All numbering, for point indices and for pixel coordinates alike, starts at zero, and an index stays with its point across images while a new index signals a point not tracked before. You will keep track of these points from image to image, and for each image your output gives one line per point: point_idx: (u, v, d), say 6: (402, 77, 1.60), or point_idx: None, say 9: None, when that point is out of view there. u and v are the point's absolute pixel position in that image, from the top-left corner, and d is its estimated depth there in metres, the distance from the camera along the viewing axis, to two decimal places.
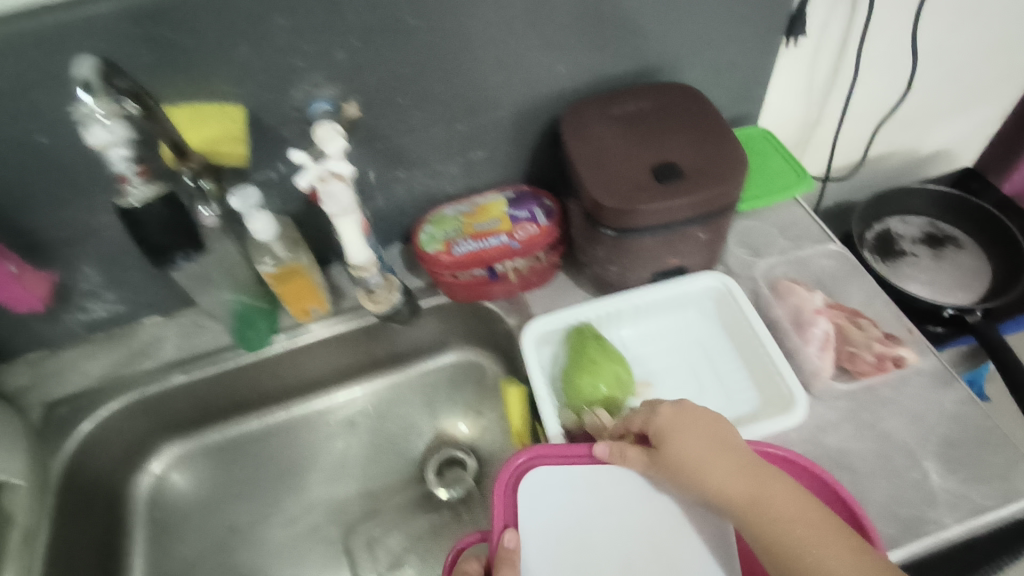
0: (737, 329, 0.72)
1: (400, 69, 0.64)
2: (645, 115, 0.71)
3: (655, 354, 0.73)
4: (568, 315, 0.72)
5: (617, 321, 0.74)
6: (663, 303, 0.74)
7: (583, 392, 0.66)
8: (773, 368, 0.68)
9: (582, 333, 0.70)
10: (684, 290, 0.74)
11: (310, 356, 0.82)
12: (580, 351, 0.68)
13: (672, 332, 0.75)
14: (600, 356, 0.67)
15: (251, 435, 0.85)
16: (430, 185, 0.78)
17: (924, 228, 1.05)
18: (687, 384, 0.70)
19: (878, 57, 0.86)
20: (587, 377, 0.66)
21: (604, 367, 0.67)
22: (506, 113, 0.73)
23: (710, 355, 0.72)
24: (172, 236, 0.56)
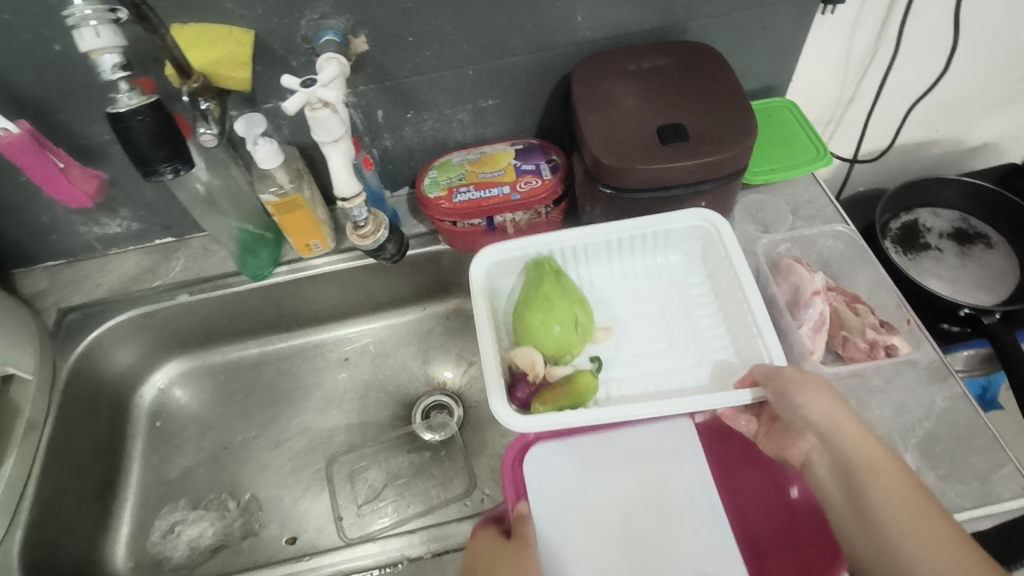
0: (721, 274, 0.70)
1: (410, 5, 0.63)
2: (661, 73, 0.69)
3: (625, 295, 0.73)
4: (532, 245, 0.71)
5: (588, 254, 0.73)
6: (642, 239, 0.72)
7: (539, 328, 0.66)
8: (754, 327, 0.64)
9: (541, 267, 0.70)
10: (667, 227, 0.70)
11: (312, 290, 0.84)
12: (537, 283, 0.68)
13: (650, 273, 0.74)
14: (557, 292, 0.67)
15: (251, 360, 0.89)
16: (438, 131, 0.79)
17: (954, 223, 1.01)
18: (659, 334, 0.70)
19: (922, 34, 0.81)
20: (545, 315, 0.66)
21: (559, 304, 0.66)
22: (519, 63, 0.72)
23: (686, 303, 0.72)
24: (159, 147, 0.53)
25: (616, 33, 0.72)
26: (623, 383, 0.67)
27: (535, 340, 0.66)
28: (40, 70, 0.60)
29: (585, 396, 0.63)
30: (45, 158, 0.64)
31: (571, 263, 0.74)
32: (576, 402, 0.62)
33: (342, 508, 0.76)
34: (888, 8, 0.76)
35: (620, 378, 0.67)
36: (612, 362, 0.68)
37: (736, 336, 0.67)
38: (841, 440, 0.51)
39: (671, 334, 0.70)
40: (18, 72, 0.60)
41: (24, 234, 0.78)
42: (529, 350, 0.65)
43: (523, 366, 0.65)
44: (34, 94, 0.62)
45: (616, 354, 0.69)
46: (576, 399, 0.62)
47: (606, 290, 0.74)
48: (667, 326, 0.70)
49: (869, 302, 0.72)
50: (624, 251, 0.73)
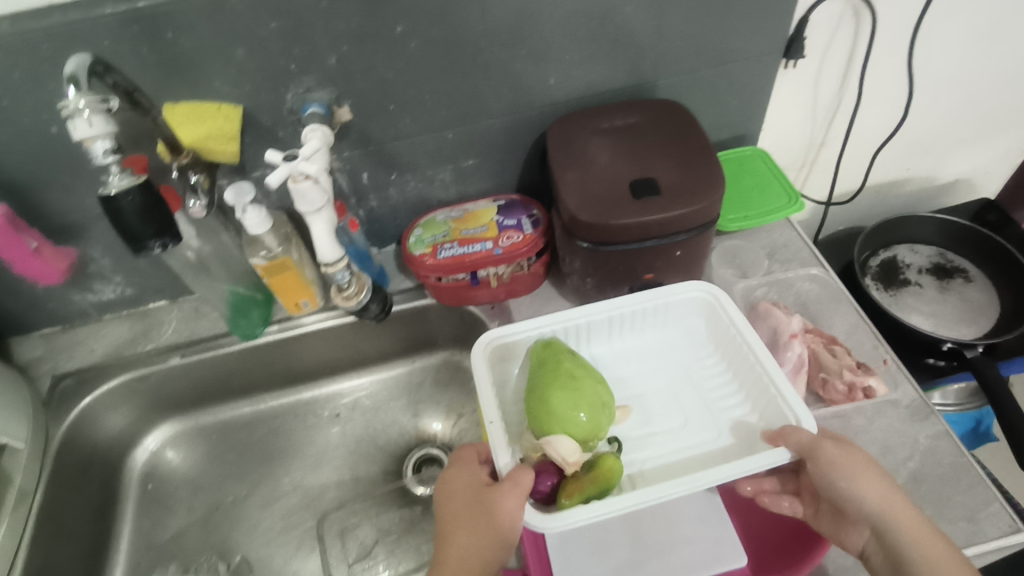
0: (727, 344, 0.68)
1: (390, 76, 0.67)
2: (633, 131, 0.72)
3: (630, 376, 0.70)
4: (531, 327, 0.68)
5: (589, 333, 0.71)
6: (642, 314, 0.71)
7: (560, 408, 0.58)
8: (773, 389, 0.61)
9: (552, 346, 0.64)
10: (665, 300, 0.70)
11: (301, 348, 0.85)
12: (554, 364, 0.62)
13: (658, 348, 0.72)
14: (577, 372, 0.61)
15: (242, 420, 0.90)
16: (422, 189, 0.82)
17: (933, 258, 1.03)
18: (678, 414, 0.66)
19: (881, 82, 0.85)
20: (567, 394, 0.59)
21: (583, 383, 0.60)
22: (497, 124, 0.76)
23: (699, 379, 0.69)
24: (152, 223, 0.55)
25: (588, 93, 0.75)
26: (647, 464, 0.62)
27: (562, 422, 0.57)
28: (37, 151, 0.63)
29: (615, 479, 0.55)
30: (20, 238, 0.67)
31: (573, 342, 0.71)
32: (608, 488, 0.55)
33: (332, 567, 0.76)
34: (845, 60, 0.81)
35: (643, 460, 0.62)
36: (633, 446, 0.64)
37: (754, 399, 0.64)
38: (903, 536, 0.49)
39: (690, 410, 0.66)
40: (17, 153, 0.63)
41: (19, 304, 0.80)
42: (559, 438, 0.56)
43: (556, 459, 0.56)
44: (31, 171, 0.65)
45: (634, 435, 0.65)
46: (603, 487, 0.54)
47: (612, 369, 0.71)
48: (685, 405, 0.67)
49: (846, 343, 0.73)
50: (622, 329, 0.72)
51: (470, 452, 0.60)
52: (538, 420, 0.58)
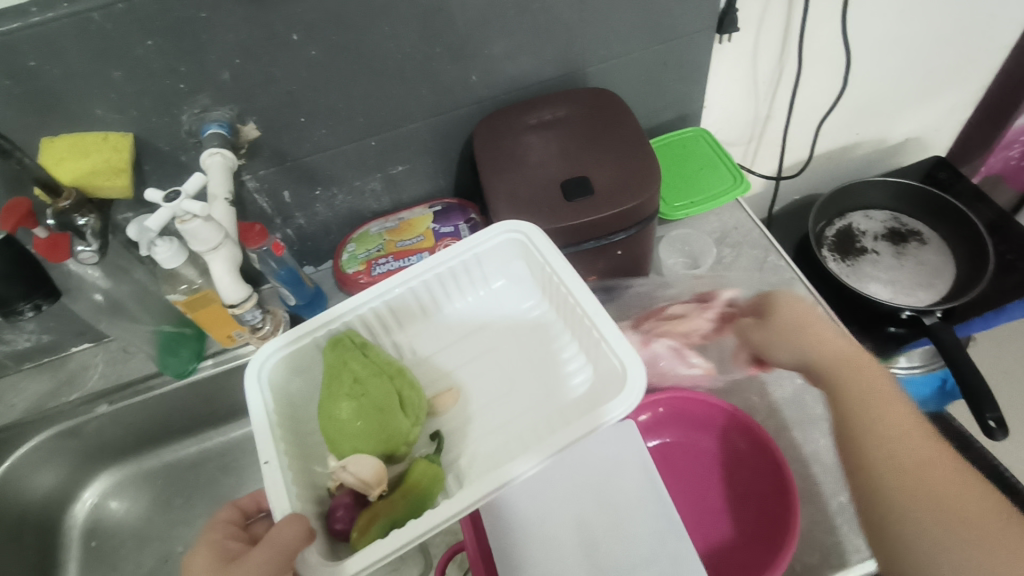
0: (550, 291, 0.64)
1: (294, 87, 0.62)
2: (565, 125, 0.68)
3: (456, 346, 0.65)
4: (318, 325, 0.60)
5: (398, 314, 0.65)
6: (455, 275, 0.65)
7: (341, 420, 0.52)
8: (597, 333, 0.57)
9: (341, 345, 0.56)
10: (474, 254, 0.64)
11: (242, 381, 0.80)
12: (338, 367, 0.54)
13: (480, 309, 0.67)
14: (370, 375, 0.54)
15: (189, 461, 0.85)
16: (352, 203, 0.77)
17: (887, 223, 1.01)
18: (505, 385, 0.62)
19: (821, 50, 0.82)
20: (350, 401, 0.52)
21: (375, 381, 0.54)
22: (422, 127, 0.71)
23: (526, 336, 0.65)
24: (14, 285, 0.58)
25: (518, 85, 0.71)
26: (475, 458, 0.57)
27: (353, 442, 0.52)
28: None
29: (423, 492, 0.51)
30: None
31: (380, 329, 0.64)
32: (417, 502, 0.51)
33: None
34: (784, 29, 0.77)
35: (467, 451, 0.58)
36: (456, 433, 0.60)
37: (589, 354, 0.60)
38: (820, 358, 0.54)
39: (518, 378, 0.62)
40: None
41: None
42: (351, 459, 0.51)
43: (352, 482, 0.51)
44: None
45: (458, 418, 0.60)
46: (415, 501, 0.51)
47: (435, 338, 0.66)
48: (512, 371, 0.63)
49: None
50: (436, 298, 0.66)
51: (231, 512, 0.53)
52: (330, 440, 0.53)
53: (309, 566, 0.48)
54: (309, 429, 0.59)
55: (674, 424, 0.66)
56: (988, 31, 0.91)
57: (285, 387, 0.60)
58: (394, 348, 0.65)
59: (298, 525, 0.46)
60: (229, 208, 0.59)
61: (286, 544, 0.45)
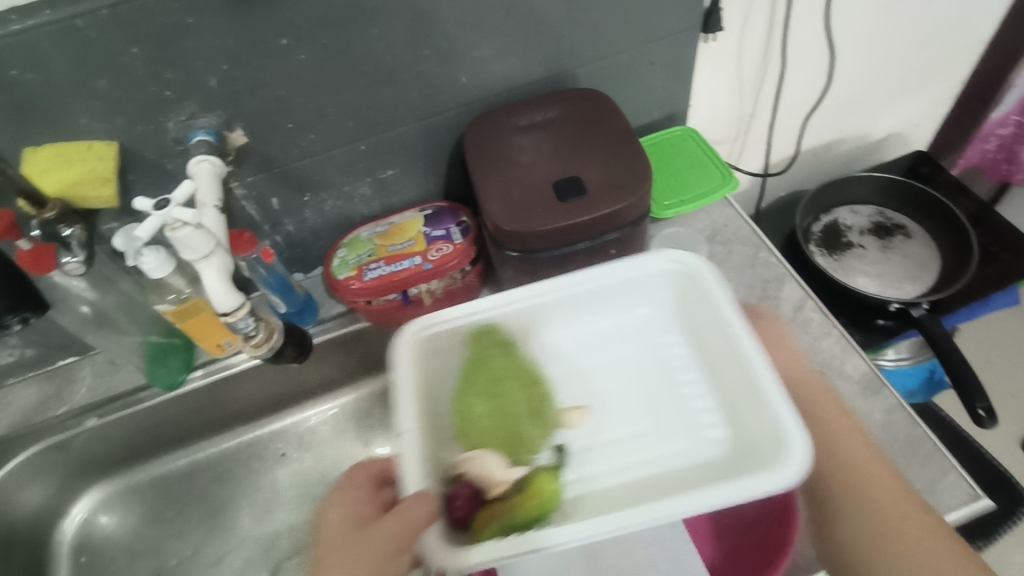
0: (704, 328, 0.58)
1: (282, 91, 0.61)
2: (555, 126, 0.68)
3: (604, 366, 0.61)
4: (458, 313, 0.59)
5: (536, 320, 0.61)
6: (612, 291, 0.61)
7: (473, 416, 0.55)
8: (755, 381, 0.51)
9: (484, 339, 0.59)
10: (630, 275, 0.61)
11: (234, 390, 0.80)
12: (478, 363, 0.58)
13: (618, 334, 0.62)
14: (513, 380, 0.58)
15: (180, 473, 0.84)
16: (342, 208, 0.76)
17: (872, 217, 1.03)
18: (630, 415, 0.57)
19: (805, 47, 0.83)
20: (485, 399, 0.56)
21: (511, 384, 0.58)
22: (412, 129, 0.71)
23: (666, 371, 0.59)
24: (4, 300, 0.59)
25: (508, 87, 0.71)
26: (596, 481, 0.54)
27: (484, 438, 0.54)
28: None
29: (546, 501, 0.51)
30: None
31: (524, 331, 0.62)
32: (540, 509, 0.50)
33: None
34: (768, 28, 0.78)
35: (592, 478, 0.54)
36: (581, 458, 0.55)
37: (728, 405, 0.54)
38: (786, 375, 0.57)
39: (651, 409, 0.57)
40: None
41: None
42: (485, 454, 0.53)
43: (475, 477, 0.52)
44: None
45: (585, 442, 0.56)
46: (539, 506, 0.50)
47: (565, 362, 0.61)
48: (643, 405, 0.58)
49: (793, 322, 0.72)
50: (575, 314, 0.62)
51: (362, 475, 0.53)
52: (460, 433, 0.55)
53: (429, 548, 0.47)
54: (442, 417, 0.57)
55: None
56: (966, 28, 0.93)
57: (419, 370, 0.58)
58: (532, 350, 0.61)
59: (425, 505, 0.46)
60: (219, 215, 0.59)
61: (413, 523, 0.45)
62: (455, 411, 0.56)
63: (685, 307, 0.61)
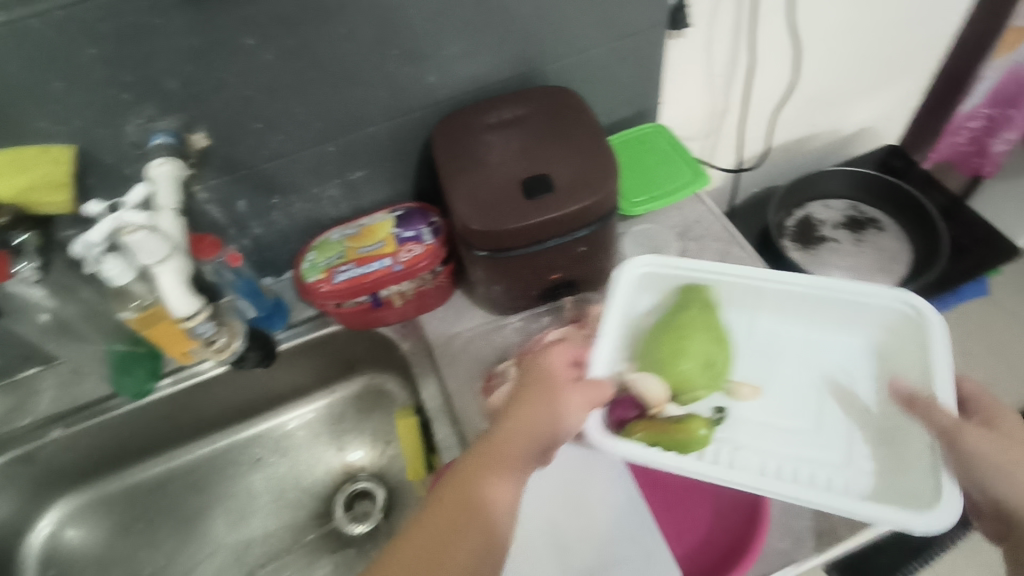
0: (900, 359, 0.59)
1: (245, 92, 0.60)
2: (523, 124, 0.68)
3: (793, 361, 0.62)
4: (689, 266, 0.63)
5: (756, 300, 0.64)
6: (833, 303, 0.61)
7: (677, 361, 0.58)
8: (930, 442, 0.52)
9: (688, 296, 0.62)
10: (855, 293, 0.60)
11: (205, 397, 0.78)
12: (687, 306, 0.62)
13: (806, 345, 0.63)
14: (681, 330, 0.60)
15: (151, 483, 0.82)
16: (311, 210, 0.75)
17: (846, 211, 1.03)
18: (863, 416, 0.58)
19: (774, 43, 0.83)
20: (672, 347, 0.59)
21: (701, 337, 0.59)
22: (380, 130, 0.70)
23: (845, 390, 0.60)
24: None
25: (477, 85, 0.70)
26: (735, 454, 0.57)
27: (659, 369, 0.58)
28: None
29: (693, 437, 0.55)
30: None
31: (732, 301, 0.65)
32: (684, 442, 0.55)
33: None
34: (737, 24, 0.78)
35: (733, 444, 0.58)
36: (733, 425, 0.59)
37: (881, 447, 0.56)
38: None
39: (814, 415, 0.59)
40: None
41: None
42: (646, 375, 0.58)
43: (639, 391, 0.57)
44: None
45: (749, 412, 0.60)
46: (683, 440, 0.55)
47: (763, 344, 0.64)
48: (857, 406, 0.59)
49: None
50: (796, 314, 0.63)
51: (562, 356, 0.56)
52: (633, 357, 0.60)
53: (592, 430, 0.54)
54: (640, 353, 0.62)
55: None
56: (933, 21, 0.94)
57: (635, 295, 0.65)
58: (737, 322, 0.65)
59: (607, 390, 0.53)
60: (177, 218, 0.57)
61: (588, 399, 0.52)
62: (642, 339, 0.62)
63: (893, 343, 0.60)
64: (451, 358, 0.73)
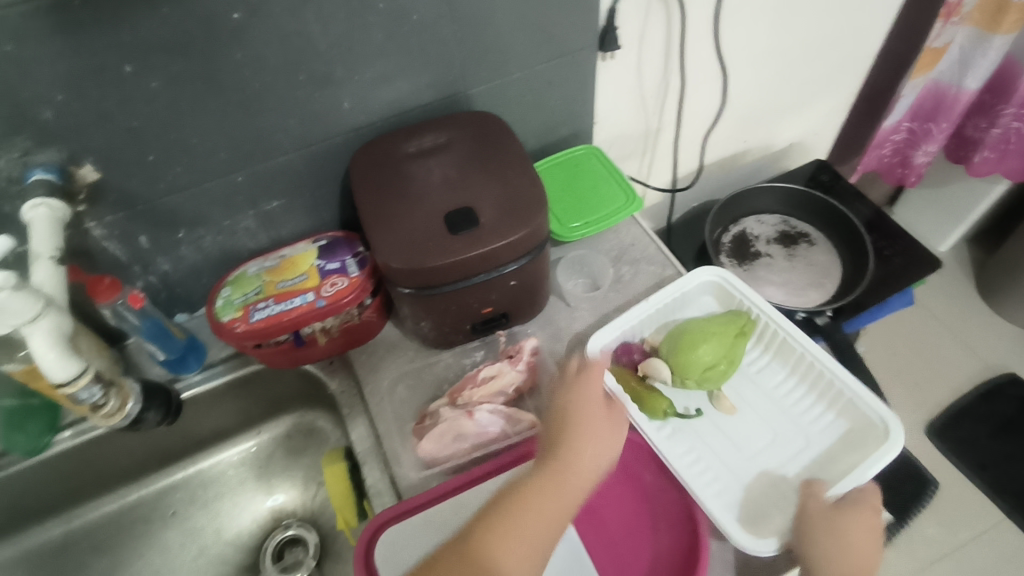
0: (834, 465, 0.62)
1: (137, 123, 0.55)
2: (447, 152, 0.65)
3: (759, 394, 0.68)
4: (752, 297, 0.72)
5: (779, 352, 0.70)
6: (831, 386, 0.66)
7: (688, 341, 0.67)
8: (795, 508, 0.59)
9: (740, 318, 0.69)
10: (855, 395, 0.64)
11: (113, 447, 0.72)
12: (733, 319, 0.69)
13: (783, 397, 0.68)
14: (717, 328, 0.67)
15: (53, 544, 0.75)
16: (224, 243, 0.70)
17: (778, 226, 1.05)
18: (774, 452, 0.64)
19: (702, 65, 0.84)
20: (703, 339, 0.66)
21: (720, 342, 0.67)
22: (296, 158, 0.65)
23: (778, 432, 0.65)
24: None
25: (397, 111, 0.67)
26: (676, 435, 0.65)
27: (678, 343, 0.67)
28: None
29: (653, 404, 0.65)
30: None
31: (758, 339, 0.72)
32: (647, 402, 0.65)
33: None
34: (665, 45, 0.77)
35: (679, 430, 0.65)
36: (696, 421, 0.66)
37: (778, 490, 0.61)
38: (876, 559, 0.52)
39: (756, 445, 0.64)
40: None
41: None
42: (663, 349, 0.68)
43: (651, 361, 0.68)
44: None
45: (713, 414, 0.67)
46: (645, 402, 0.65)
47: (750, 379, 0.70)
48: (775, 443, 0.64)
49: None
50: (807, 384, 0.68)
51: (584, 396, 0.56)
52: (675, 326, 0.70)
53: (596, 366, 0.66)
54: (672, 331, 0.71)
55: None
56: (853, 42, 0.96)
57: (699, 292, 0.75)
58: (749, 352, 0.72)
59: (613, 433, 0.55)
60: (54, 267, 0.54)
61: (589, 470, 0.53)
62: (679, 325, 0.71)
63: (851, 451, 0.63)
64: (380, 398, 0.69)
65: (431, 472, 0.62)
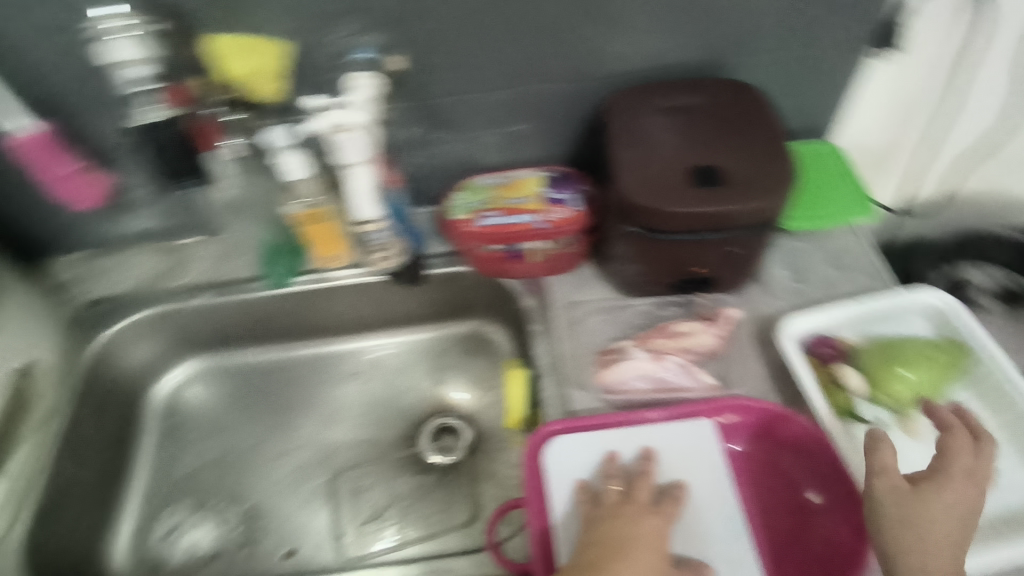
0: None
1: (443, 26, 0.64)
2: (700, 113, 0.67)
3: None
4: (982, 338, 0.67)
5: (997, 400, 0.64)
6: None
7: (897, 358, 0.65)
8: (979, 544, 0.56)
9: (957, 354, 0.66)
10: None
11: (332, 301, 0.83)
12: (948, 350, 0.66)
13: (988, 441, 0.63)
14: (930, 356, 0.65)
15: (265, 367, 0.89)
16: (469, 152, 0.77)
17: (1006, 280, 0.92)
18: None
19: (974, 84, 0.78)
20: (913, 361, 0.65)
21: (929, 371, 0.65)
22: (555, 88, 0.71)
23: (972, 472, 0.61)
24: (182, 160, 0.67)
25: (658, 65, 0.70)
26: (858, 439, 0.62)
27: (886, 357, 0.65)
28: (88, 73, 0.64)
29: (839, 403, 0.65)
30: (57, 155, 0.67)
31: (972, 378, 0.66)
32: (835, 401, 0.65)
33: (342, 525, 0.76)
34: (939, 53, 0.74)
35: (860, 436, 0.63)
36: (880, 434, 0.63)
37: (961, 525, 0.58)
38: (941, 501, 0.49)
39: None
40: (56, 69, 0.64)
41: (51, 228, 0.80)
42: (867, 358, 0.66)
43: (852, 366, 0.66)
44: (73, 94, 0.66)
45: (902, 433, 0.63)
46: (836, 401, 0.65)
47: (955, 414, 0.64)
48: None
49: None
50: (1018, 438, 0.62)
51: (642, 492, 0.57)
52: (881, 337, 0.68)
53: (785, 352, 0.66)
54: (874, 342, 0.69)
55: (753, 435, 0.63)
56: None
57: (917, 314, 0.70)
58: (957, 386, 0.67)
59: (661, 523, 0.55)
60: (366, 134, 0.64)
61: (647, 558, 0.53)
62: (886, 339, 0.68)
63: None
64: (570, 325, 0.73)
65: (607, 400, 0.66)
